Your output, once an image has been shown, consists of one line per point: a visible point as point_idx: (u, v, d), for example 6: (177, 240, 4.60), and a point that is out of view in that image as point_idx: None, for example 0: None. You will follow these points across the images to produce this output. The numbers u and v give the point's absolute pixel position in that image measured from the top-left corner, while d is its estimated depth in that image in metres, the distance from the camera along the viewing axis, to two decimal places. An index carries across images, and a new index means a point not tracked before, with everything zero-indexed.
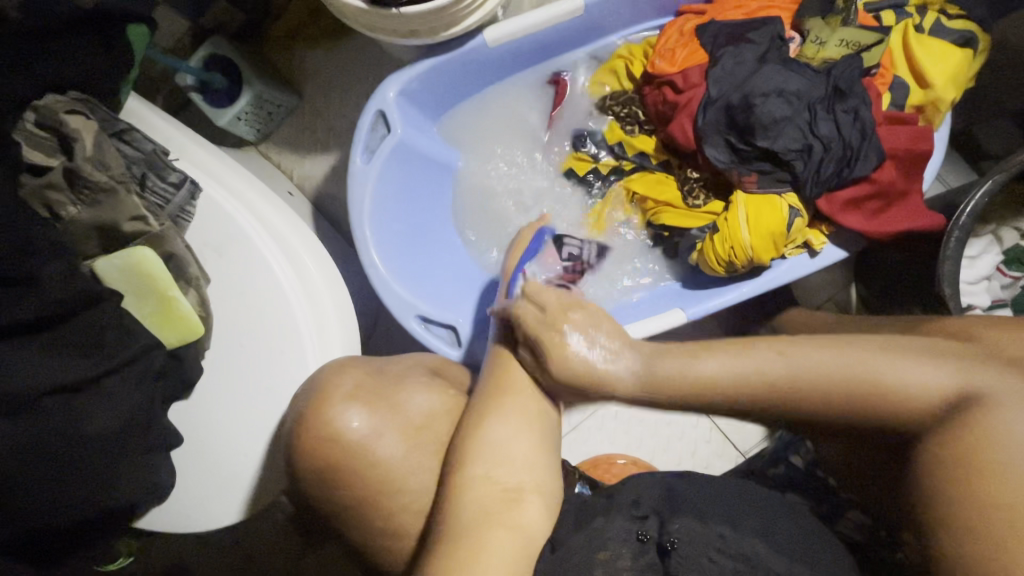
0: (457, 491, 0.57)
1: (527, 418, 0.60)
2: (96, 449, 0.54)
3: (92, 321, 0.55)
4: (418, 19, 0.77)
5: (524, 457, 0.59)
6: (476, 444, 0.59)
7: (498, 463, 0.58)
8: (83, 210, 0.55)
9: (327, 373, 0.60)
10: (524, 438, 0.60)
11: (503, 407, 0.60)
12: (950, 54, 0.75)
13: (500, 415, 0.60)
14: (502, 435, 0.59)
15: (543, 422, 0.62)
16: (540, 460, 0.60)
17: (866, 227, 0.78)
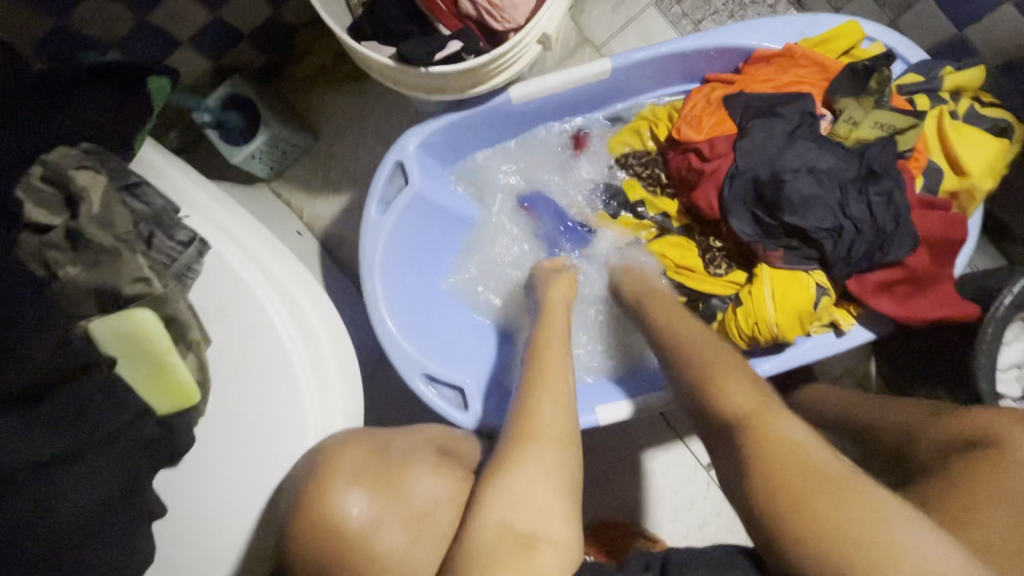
0: (472, 543, 0.52)
1: (552, 459, 0.57)
2: (64, 531, 0.49)
3: (81, 392, 0.50)
4: (445, 77, 0.76)
5: (543, 497, 0.55)
6: (501, 485, 0.55)
7: (514, 508, 0.54)
8: (82, 271, 0.51)
9: (333, 448, 0.55)
10: (546, 479, 0.56)
11: (527, 453, 0.58)
12: (989, 143, 0.73)
13: (520, 456, 0.57)
14: (524, 477, 0.56)
15: (563, 469, 0.58)
16: (559, 510, 0.55)
17: (897, 312, 0.76)
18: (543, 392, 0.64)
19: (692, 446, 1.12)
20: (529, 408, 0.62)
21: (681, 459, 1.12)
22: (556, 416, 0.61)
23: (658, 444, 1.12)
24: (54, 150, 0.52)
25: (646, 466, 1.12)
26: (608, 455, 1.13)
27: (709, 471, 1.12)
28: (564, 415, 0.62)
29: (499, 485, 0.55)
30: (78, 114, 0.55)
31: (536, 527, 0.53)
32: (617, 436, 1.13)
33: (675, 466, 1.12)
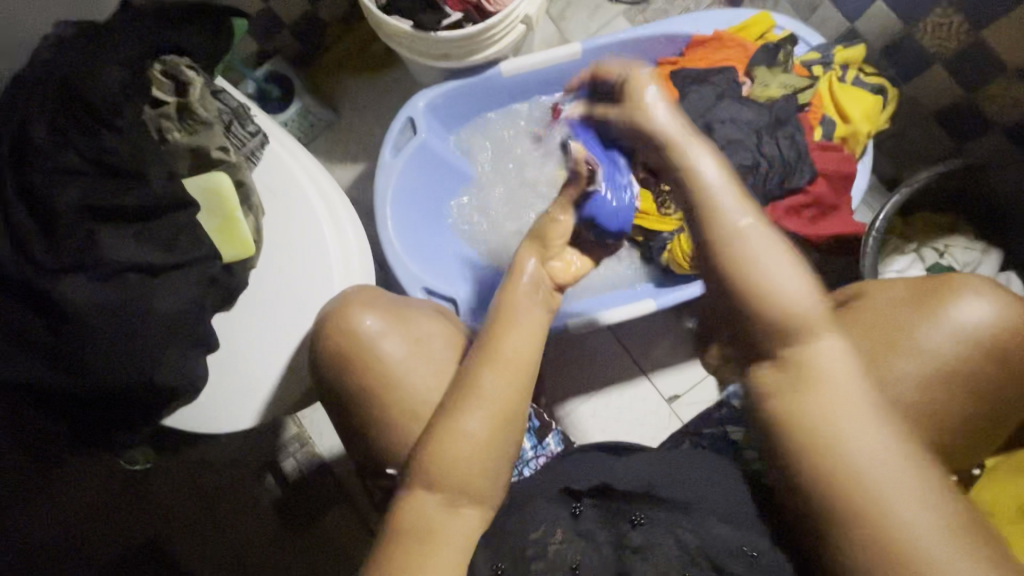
0: (414, 480, 0.56)
1: (494, 405, 0.58)
2: (152, 323, 0.65)
3: (174, 222, 0.68)
4: (448, 43, 0.98)
5: (480, 439, 0.56)
6: (433, 458, 0.56)
7: (447, 471, 0.56)
8: (184, 136, 0.71)
9: (333, 310, 0.70)
10: (483, 425, 0.57)
11: (470, 402, 0.58)
12: (866, 99, 0.95)
13: (456, 423, 0.57)
14: (468, 423, 0.57)
15: (504, 428, 0.58)
16: (491, 467, 0.57)
17: (804, 230, 0.95)
18: (500, 329, 0.60)
19: (655, 382, 1.28)
20: (485, 348, 0.60)
21: (646, 394, 1.28)
22: (512, 358, 0.59)
23: (625, 379, 1.28)
24: (169, 56, 0.73)
25: (613, 397, 1.28)
26: (582, 389, 1.28)
27: (670, 405, 1.27)
28: (526, 360, 0.60)
29: (439, 429, 0.57)
30: (184, 34, 0.73)
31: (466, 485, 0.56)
32: (591, 373, 1.29)
33: (641, 399, 1.27)
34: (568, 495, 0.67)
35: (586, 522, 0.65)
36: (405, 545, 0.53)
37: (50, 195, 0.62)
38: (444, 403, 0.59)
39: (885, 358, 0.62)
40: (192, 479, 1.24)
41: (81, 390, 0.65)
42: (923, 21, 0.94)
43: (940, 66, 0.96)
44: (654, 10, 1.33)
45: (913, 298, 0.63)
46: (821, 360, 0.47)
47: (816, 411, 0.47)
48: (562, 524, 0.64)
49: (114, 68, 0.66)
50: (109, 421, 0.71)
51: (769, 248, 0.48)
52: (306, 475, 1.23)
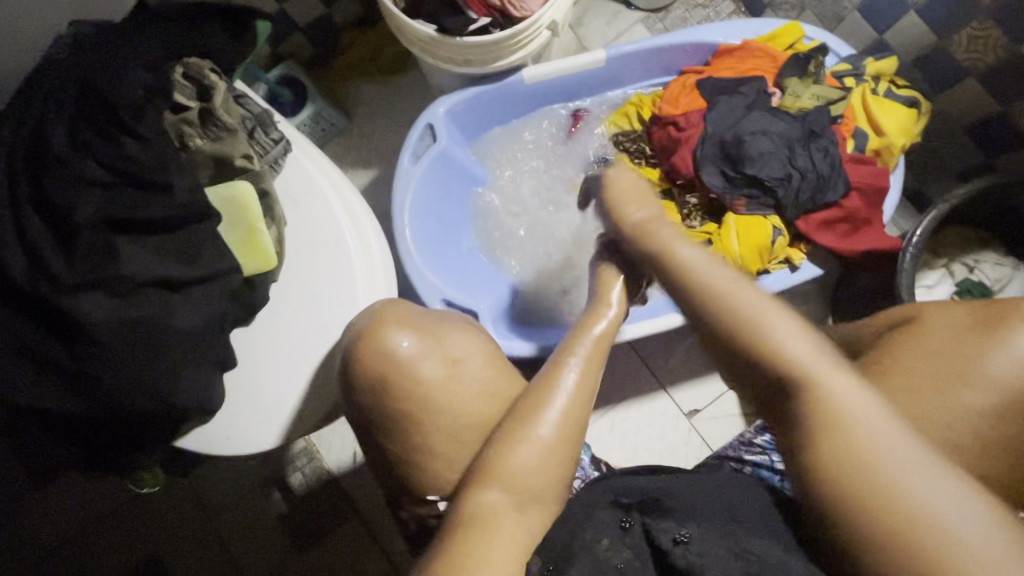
0: (474, 486, 0.56)
1: (568, 420, 0.60)
2: (173, 342, 0.62)
3: (195, 235, 0.65)
4: (473, 49, 0.96)
5: (546, 453, 0.58)
6: (501, 461, 0.56)
7: (515, 474, 0.56)
8: (207, 143, 0.68)
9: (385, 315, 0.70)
10: (547, 444, 0.58)
11: (543, 411, 0.59)
12: (900, 111, 0.94)
13: (528, 428, 0.58)
14: (541, 431, 0.58)
15: (572, 440, 0.60)
16: (556, 477, 0.58)
17: (836, 245, 0.94)
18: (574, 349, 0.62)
19: (674, 396, 1.25)
20: (549, 377, 0.61)
21: (665, 408, 1.25)
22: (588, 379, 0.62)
23: (644, 393, 1.25)
24: (190, 57, 0.69)
25: (632, 412, 1.25)
26: (600, 402, 1.25)
27: (689, 420, 1.24)
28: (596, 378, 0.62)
29: (499, 445, 0.58)
30: (206, 35, 0.70)
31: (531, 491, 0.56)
32: (608, 386, 1.26)
33: (660, 414, 1.24)
34: (617, 508, 0.61)
35: (636, 539, 0.58)
36: (476, 542, 0.50)
37: (69, 206, 0.59)
38: (512, 414, 0.60)
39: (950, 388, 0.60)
40: (196, 495, 1.20)
41: (94, 412, 0.61)
42: (957, 34, 0.92)
43: (973, 79, 0.94)
44: (674, 18, 1.31)
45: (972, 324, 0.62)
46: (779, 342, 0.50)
47: (849, 452, 0.45)
48: (609, 534, 0.58)
49: (134, 70, 0.62)
50: (120, 444, 0.67)
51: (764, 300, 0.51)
52: (315, 491, 1.19)
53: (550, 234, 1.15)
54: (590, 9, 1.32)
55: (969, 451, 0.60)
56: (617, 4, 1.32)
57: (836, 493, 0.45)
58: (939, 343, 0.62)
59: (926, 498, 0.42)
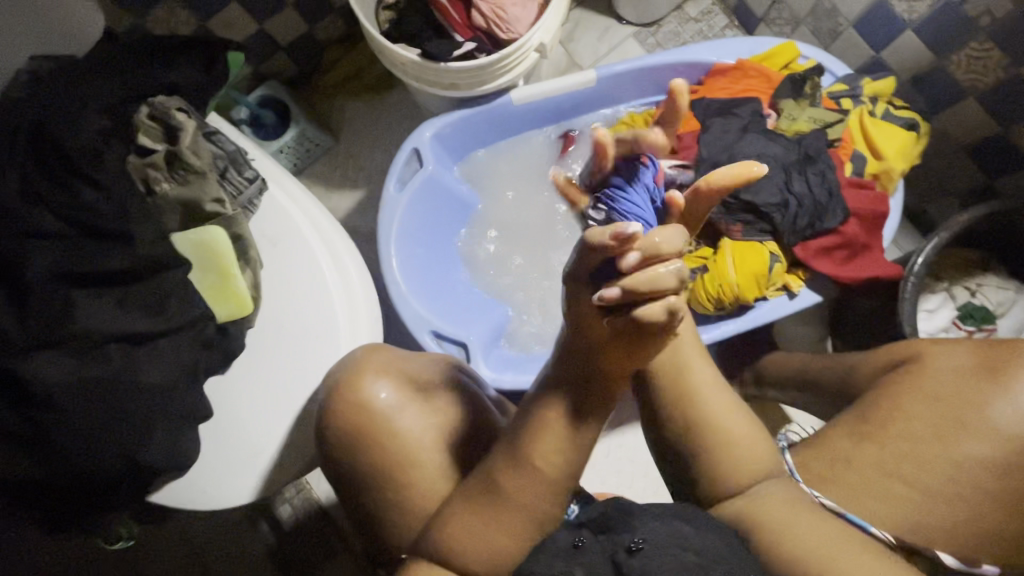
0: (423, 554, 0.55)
1: (519, 514, 0.53)
2: (138, 400, 0.58)
3: (159, 288, 0.61)
4: (457, 74, 0.93)
5: (493, 551, 0.53)
6: (439, 555, 0.54)
7: (455, 571, 0.53)
8: (175, 187, 0.65)
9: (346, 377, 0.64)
10: (498, 530, 0.53)
11: (491, 503, 0.54)
12: (899, 134, 0.91)
13: (466, 523, 0.54)
14: (485, 528, 0.53)
15: (528, 533, 0.53)
16: (512, 570, 0.53)
17: (835, 272, 0.91)
18: (537, 429, 0.53)
19: None
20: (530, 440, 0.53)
21: None
22: (549, 464, 0.53)
23: (640, 417, 1.22)
24: (157, 96, 0.65)
25: (628, 438, 1.22)
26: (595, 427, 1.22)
27: None
28: (562, 459, 0.53)
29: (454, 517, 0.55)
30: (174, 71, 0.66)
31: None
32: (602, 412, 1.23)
33: None
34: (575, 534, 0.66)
35: None
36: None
37: (24, 260, 0.55)
38: (462, 496, 0.57)
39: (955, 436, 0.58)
40: (181, 530, 1.16)
41: (55, 476, 0.57)
42: (956, 54, 0.89)
43: (973, 100, 0.92)
44: (666, 33, 1.28)
45: (978, 367, 0.62)
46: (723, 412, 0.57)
47: (779, 510, 0.53)
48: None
49: (95, 115, 0.59)
50: (86, 506, 0.63)
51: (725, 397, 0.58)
52: (304, 524, 1.16)
53: (543, 258, 1.12)
54: (580, 24, 1.30)
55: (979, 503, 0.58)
56: (607, 19, 1.29)
57: (761, 527, 0.52)
58: (944, 389, 0.63)
59: (817, 547, 0.49)
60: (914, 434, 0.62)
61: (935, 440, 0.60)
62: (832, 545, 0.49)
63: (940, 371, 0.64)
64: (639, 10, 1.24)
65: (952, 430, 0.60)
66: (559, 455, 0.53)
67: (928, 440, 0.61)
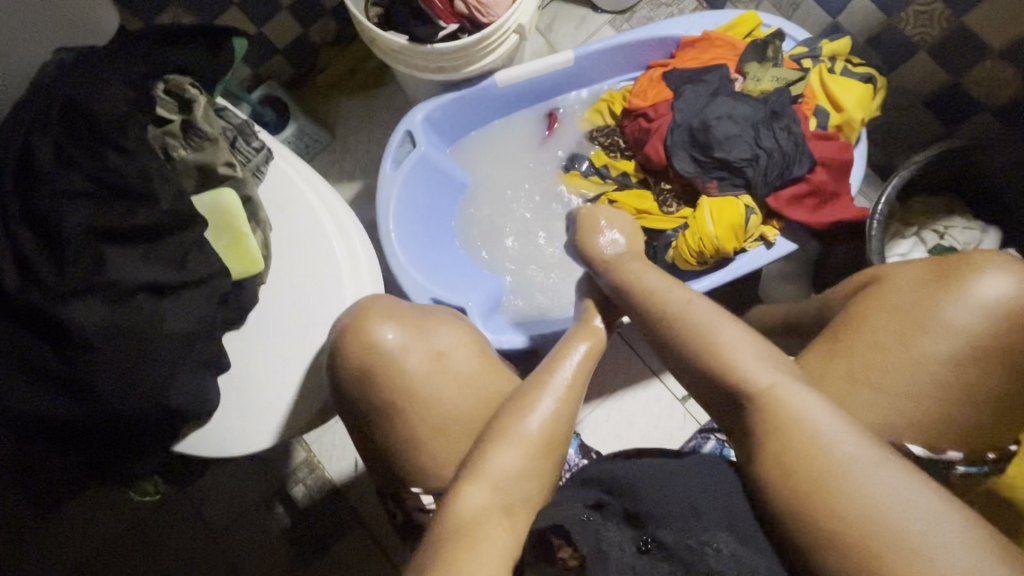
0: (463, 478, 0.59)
1: (551, 413, 0.63)
2: (166, 343, 0.64)
3: (180, 242, 0.67)
4: (444, 55, 1.00)
5: (532, 444, 0.61)
6: (481, 460, 0.60)
7: (497, 474, 0.59)
8: (190, 153, 0.72)
9: (352, 318, 0.69)
10: (539, 429, 0.62)
11: (526, 408, 0.63)
12: (857, 87, 0.98)
13: (510, 426, 0.62)
14: (524, 428, 0.62)
15: (557, 431, 0.63)
16: (544, 464, 0.61)
17: (808, 220, 0.97)
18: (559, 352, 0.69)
19: (667, 383, 1.27)
20: (543, 382, 0.65)
21: (658, 395, 1.26)
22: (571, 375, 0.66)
23: (637, 381, 1.27)
24: (172, 74, 0.72)
25: (627, 402, 1.26)
26: (594, 393, 1.27)
27: (683, 405, 1.25)
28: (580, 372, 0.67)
29: (490, 441, 0.61)
30: (184, 52, 0.73)
31: (515, 485, 0.59)
32: (600, 379, 1.27)
33: (654, 401, 1.26)
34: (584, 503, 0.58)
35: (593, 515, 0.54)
36: (460, 538, 0.54)
37: (58, 217, 0.61)
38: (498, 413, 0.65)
39: (915, 339, 0.64)
40: (200, 512, 1.20)
41: (90, 416, 0.63)
42: (904, 11, 0.96)
43: (924, 53, 0.98)
44: (639, 18, 1.36)
45: (932, 279, 0.67)
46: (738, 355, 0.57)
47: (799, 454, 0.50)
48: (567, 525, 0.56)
49: (117, 89, 0.66)
50: (117, 452, 0.68)
51: (714, 317, 0.61)
52: (318, 501, 1.20)
53: (534, 231, 1.18)
54: (558, 15, 1.37)
55: (937, 400, 0.63)
56: (584, 8, 1.37)
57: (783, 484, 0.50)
58: (903, 299, 0.67)
59: (873, 492, 0.46)
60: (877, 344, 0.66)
61: (897, 343, 0.65)
62: (861, 477, 0.47)
63: (899, 285, 0.68)
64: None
65: (912, 334, 0.64)
66: (578, 372, 0.67)
67: (892, 348, 0.65)
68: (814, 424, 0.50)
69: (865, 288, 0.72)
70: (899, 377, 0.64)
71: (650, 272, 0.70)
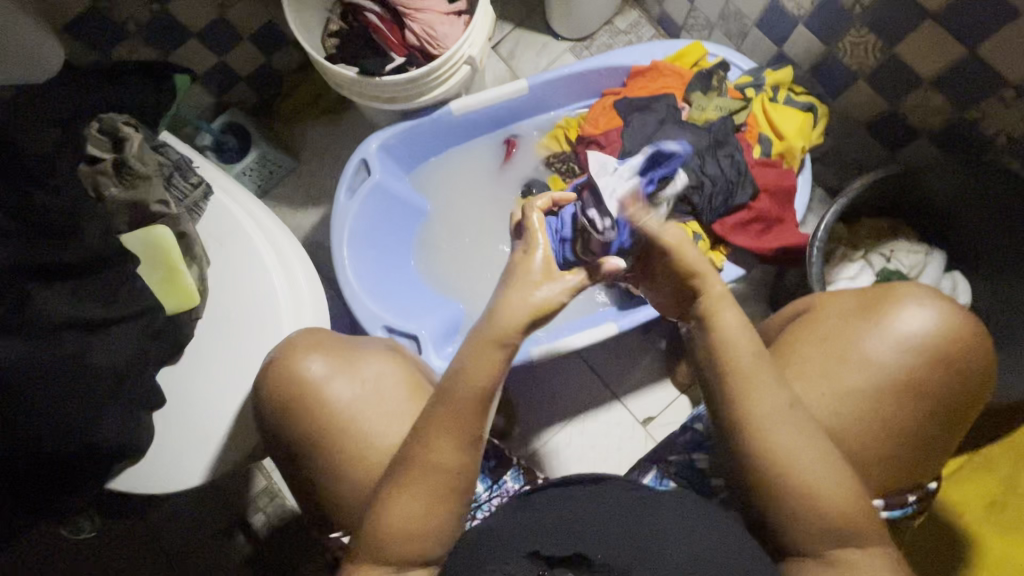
0: (362, 544, 0.59)
1: (445, 468, 0.59)
2: (91, 379, 0.64)
3: (111, 278, 0.68)
4: (395, 86, 1.01)
5: (424, 505, 0.58)
6: (377, 523, 0.58)
7: (400, 538, 0.58)
8: (123, 191, 0.72)
9: (272, 363, 0.69)
10: (427, 490, 0.59)
11: (421, 466, 0.59)
12: (798, 116, 1.00)
13: (404, 482, 0.59)
14: (414, 490, 0.58)
15: (453, 485, 0.59)
16: (440, 522, 0.59)
17: (755, 245, 0.98)
18: (455, 390, 0.60)
19: (629, 405, 1.27)
20: (440, 425, 0.59)
21: (620, 418, 1.26)
22: (467, 417, 0.59)
23: (598, 404, 1.27)
24: (108, 113, 0.74)
25: (588, 425, 1.26)
26: (557, 417, 1.26)
27: (645, 428, 1.25)
28: (482, 414, 0.60)
29: (385, 501, 0.59)
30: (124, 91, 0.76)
31: (412, 549, 0.58)
32: (562, 403, 1.27)
33: (615, 424, 1.26)
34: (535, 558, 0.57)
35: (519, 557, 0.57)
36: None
37: None
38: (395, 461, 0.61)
39: (839, 371, 0.66)
40: (157, 544, 1.18)
41: (11, 456, 0.62)
42: (841, 41, 0.99)
43: (863, 82, 1.01)
44: (598, 45, 1.38)
45: (861, 310, 0.68)
46: (797, 462, 0.59)
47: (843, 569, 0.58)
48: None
49: (47, 130, 0.68)
50: (43, 494, 0.67)
51: (782, 411, 0.60)
52: (278, 532, 1.18)
53: (492, 256, 1.19)
54: (519, 42, 1.40)
55: (863, 432, 0.64)
56: (544, 36, 1.40)
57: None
58: (831, 330, 0.68)
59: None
60: (811, 373, 0.67)
61: (827, 376, 0.66)
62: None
63: (829, 314, 0.69)
64: (571, 27, 1.34)
65: (837, 364, 0.66)
66: (471, 413, 0.59)
67: (822, 380, 0.66)
68: (824, 485, 0.58)
69: (802, 316, 0.72)
70: (824, 405, 0.65)
71: (736, 324, 0.63)
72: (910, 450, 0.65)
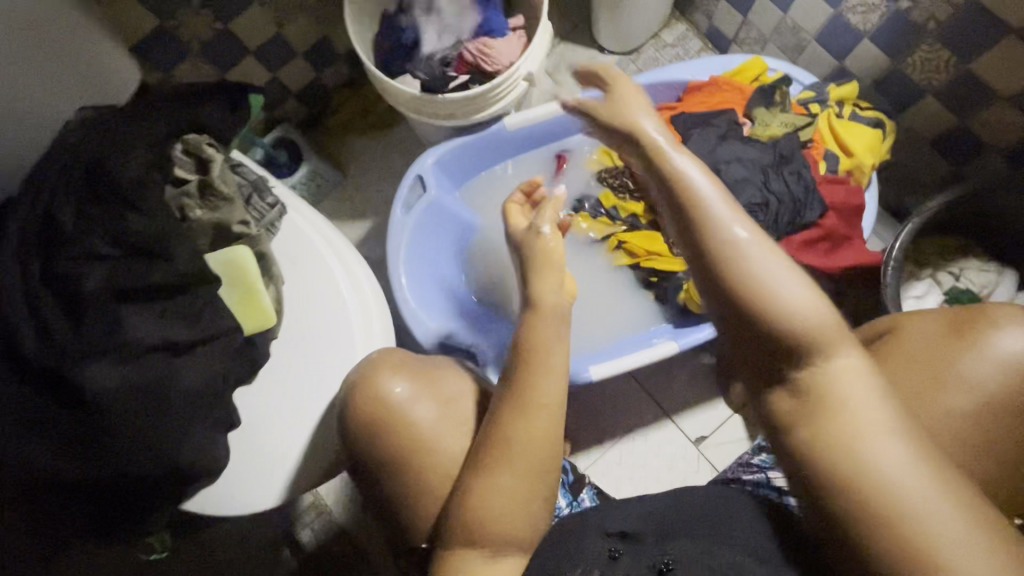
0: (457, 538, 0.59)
1: (535, 456, 0.60)
2: (178, 401, 0.64)
3: (195, 298, 0.67)
4: (456, 103, 1.01)
5: (518, 495, 0.60)
6: (470, 518, 0.59)
7: (495, 528, 0.59)
8: (206, 213, 0.72)
9: (359, 375, 0.69)
10: (520, 480, 0.60)
11: (510, 457, 0.60)
12: (867, 132, 0.99)
13: (494, 473, 0.60)
14: (505, 479, 0.60)
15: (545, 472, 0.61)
16: (530, 510, 0.61)
17: (820, 263, 0.96)
18: (532, 375, 0.63)
19: (680, 424, 1.24)
20: (521, 412, 0.61)
21: (671, 437, 1.24)
22: (549, 403, 0.62)
23: (649, 422, 1.25)
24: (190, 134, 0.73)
25: (639, 443, 1.24)
26: (607, 434, 1.24)
27: (698, 447, 1.23)
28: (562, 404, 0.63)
29: (473, 494, 0.60)
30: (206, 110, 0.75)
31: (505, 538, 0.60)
32: (612, 420, 1.25)
33: (667, 442, 1.23)
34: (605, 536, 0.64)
35: None
36: None
37: (77, 279, 0.61)
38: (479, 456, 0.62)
39: (935, 395, 0.63)
40: (207, 558, 1.18)
41: (102, 474, 0.62)
42: (910, 56, 0.97)
43: (932, 97, 0.98)
44: (646, 58, 1.37)
45: (949, 332, 0.66)
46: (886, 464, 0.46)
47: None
48: (598, 567, 0.60)
49: (135, 150, 0.67)
50: (124, 515, 0.66)
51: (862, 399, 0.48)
52: (327, 547, 1.17)
53: None
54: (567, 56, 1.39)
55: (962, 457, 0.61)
56: (592, 50, 1.39)
57: None
58: (920, 352, 0.66)
59: None
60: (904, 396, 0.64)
61: (919, 400, 0.63)
62: None
63: (915, 337, 0.68)
64: (620, 41, 1.33)
65: (932, 390, 0.63)
66: (549, 393, 0.62)
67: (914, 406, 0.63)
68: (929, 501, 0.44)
69: (883, 339, 0.71)
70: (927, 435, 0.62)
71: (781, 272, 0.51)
72: (1012, 477, 0.62)
